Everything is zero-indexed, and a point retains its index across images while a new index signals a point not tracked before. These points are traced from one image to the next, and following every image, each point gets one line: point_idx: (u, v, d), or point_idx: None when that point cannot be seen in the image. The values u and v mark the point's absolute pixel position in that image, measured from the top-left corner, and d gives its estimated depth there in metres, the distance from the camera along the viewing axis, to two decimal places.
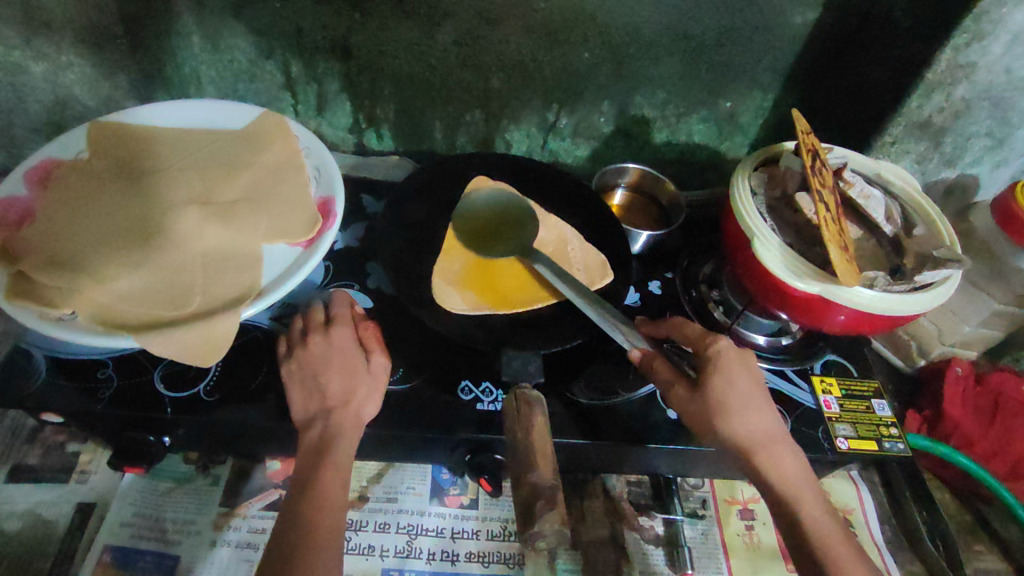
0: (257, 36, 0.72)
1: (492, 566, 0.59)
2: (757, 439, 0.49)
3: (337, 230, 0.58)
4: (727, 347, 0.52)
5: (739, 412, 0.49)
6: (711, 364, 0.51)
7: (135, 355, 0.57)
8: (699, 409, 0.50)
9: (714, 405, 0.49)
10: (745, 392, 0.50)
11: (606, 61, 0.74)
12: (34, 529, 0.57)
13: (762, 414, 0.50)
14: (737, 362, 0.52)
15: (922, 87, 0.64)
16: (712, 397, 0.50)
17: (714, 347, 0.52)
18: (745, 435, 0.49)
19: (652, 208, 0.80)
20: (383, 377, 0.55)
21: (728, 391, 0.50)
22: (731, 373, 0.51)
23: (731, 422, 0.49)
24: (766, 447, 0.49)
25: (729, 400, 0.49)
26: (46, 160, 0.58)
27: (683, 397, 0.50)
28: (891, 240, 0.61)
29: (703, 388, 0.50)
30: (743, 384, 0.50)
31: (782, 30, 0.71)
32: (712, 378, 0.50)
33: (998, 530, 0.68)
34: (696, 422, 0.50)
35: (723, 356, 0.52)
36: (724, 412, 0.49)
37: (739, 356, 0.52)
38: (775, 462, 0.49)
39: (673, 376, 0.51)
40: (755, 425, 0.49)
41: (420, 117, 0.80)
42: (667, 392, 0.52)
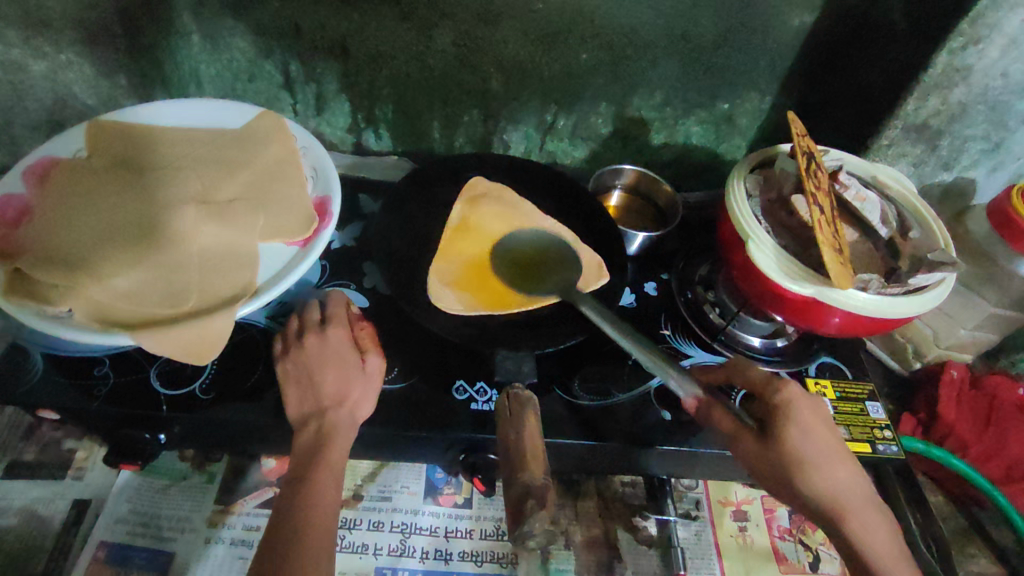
0: (256, 36, 0.72)
1: (485, 565, 0.60)
2: (840, 496, 0.48)
3: (333, 230, 0.58)
4: (798, 396, 0.50)
5: (819, 469, 0.47)
6: (784, 416, 0.49)
7: (131, 352, 0.57)
8: (774, 464, 0.48)
9: (790, 460, 0.47)
10: (823, 447, 0.48)
11: (604, 63, 0.74)
12: (30, 525, 0.58)
13: (839, 468, 0.48)
14: (811, 414, 0.49)
15: (918, 90, 0.64)
16: (790, 453, 0.47)
17: (783, 395, 0.50)
18: (826, 492, 0.47)
19: (649, 210, 0.81)
20: (377, 377, 0.55)
21: (806, 446, 0.48)
22: (806, 426, 0.48)
23: (814, 479, 0.47)
24: (852, 506, 0.47)
25: (807, 456, 0.47)
26: (44, 158, 0.58)
27: (753, 449, 0.49)
28: (886, 243, 0.61)
29: (777, 444, 0.48)
30: (820, 438, 0.48)
31: (779, 33, 0.71)
32: (787, 433, 0.48)
33: (992, 533, 0.68)
34: (769, 476, 0.49)
35: (794, 406, 0.49)
36: (803, 468, 0.47)
37: (811, 404, 0.49)
38: (859, 521, 0.47)
39: (738, 427, 0.49)
40: (834, 480, 0.48)
41: (418, 117, 0.81)
42: (733, 444, 0.50)
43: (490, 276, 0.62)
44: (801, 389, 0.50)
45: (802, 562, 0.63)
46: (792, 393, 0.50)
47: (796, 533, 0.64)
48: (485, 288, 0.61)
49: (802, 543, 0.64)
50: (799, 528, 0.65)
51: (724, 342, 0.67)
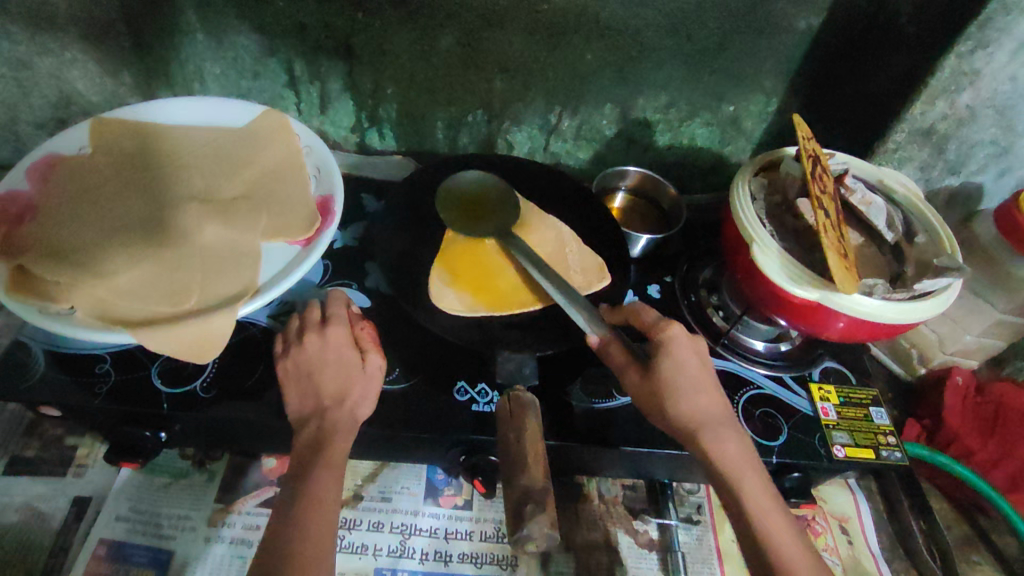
0: (261, 35, 0.72)
1: (485, 567, 0.59)
2: (702, 417, 0.49)
3: (336, 229, 0.58)
4: (679, 333, 0.52)
5: (682, 392, 0.49)
6: (663, 348, 0.51)
7: (132, 351, 0.57)
8: (646, 390, 0.50)
9: (663, 388, 0.49)
10: (693, 377, 0.50)
11: (609, 64, 0.73)
12: (31, 521, 0.58)
13: (707, 397, 0.50)
14: (687, 349, 0.51)
15: (926, 94, 0.64)
16: (661, 379, 0.49)
17: (665, 332, 0.52)
18: (690, 414, 0.49)
19: (653, 212, 0.80)
20: (378, 377, 0.55)
21: (676, 373, 0.50)
22: (678, 358, 0.50)
23: (674, 400, 0.49)
24: (711, 427, 0.49)
25: (677, 382, 0.49)
26: (48, 156, 0.58)
27: (632, 379, 0.50)
28: (892, 247, 0.60)
29: (654, 373, 0.50)
30: (689, 369, 0.50)
31: (786, 35, 0.71)
32: (663, 362, 0.50)
33: (997, 541, 0.67)
34: (645, 404, 0.50)
35: (675, 341, 0.51)
36: (669, 391, 0.49)
37: (689, 343, 0.52)
38: (720, 442, 0.49)
39: (625, 362, 0.51)
40: (697, 405, 0.49)
41: (422, 117, 0.81)
42: (619, 376, 0.51)
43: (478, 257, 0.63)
44: (684, 330, 0.52)
45: None
46: (674, 331, 0.52)
47: None
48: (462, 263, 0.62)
49: None
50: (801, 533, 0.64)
51: (728, 345, 0.67)
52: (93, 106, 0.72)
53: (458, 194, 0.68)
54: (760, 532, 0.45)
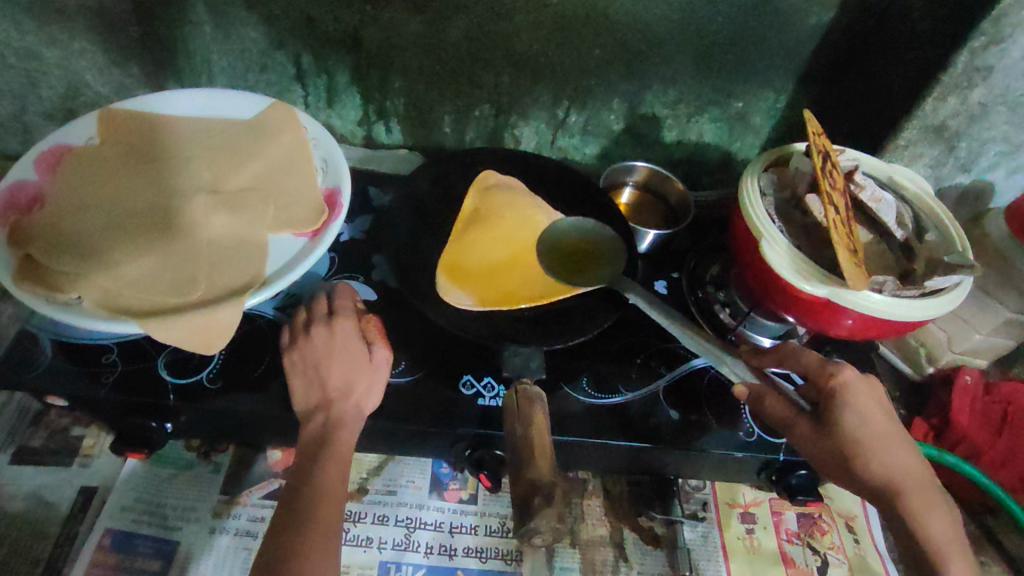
0: (269, 27, 0.72)
1: (490, 561, 0.59)
2: (895, 476, 0.48)
3: (343, 222, 0.57)
4: (853, 379, 0.50)
5: (871, 451, 0.48)
6: (840, 400, 0.49)
7: (139, 342, 0.57)
8: (830, 450, 0.49)
9: (850, 446, 0.48)
10: (880, 432, 0.49)
11: (618, 58, 0.73)
12: (37, 511, 0.58)
13: (892, 452, 0.49)
14: (867, 398, 0.50)
15: (937, 90, 0.63)
16: (844, 437, 0.48)
17: (837, 381, 0.50)
18: (883, 475, 0.48)
19: (660, 207, 0.80)
20: (384, 369, 0.55)
21: (869, 428, 0.49)
22: (860, 410, 0.49)
23: (867, 463, 0.48)
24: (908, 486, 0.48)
25: (867, 440, 0.48)
26: (55, 146, 0.58)
27: (809, 436, 0.49)
28: (901, 245, 0.60)
29: (833, 429, 0.49)
30: (876, 423, 0.49)
31: (795, 31, 0.70)
32: (846, 418, 0.49)
33: (1005, 541, 0.67)
34: (825, 463, 0.49)
35: (852, 392, 0.50)
36: (861, 451, 0.48)
37: (864, 388, 0.50)
38: (924, 512, 0.48)
39: (793, 415, 0.50)
40: (890, 463, 0.48)
41: (429, 111, 0.80)
42: (789, 432, 0.50)
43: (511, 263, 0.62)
44: (856, 373, 0.51)
45: (809, 565, 0.62)
46: (847, 377, 0.50)
47: (804, 537, 0.64)
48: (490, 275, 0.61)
49: (810, 547, 0.63)
50: (807, 531, 0.64)
51: (735, 343, 0.66)
52: (101, 97, 0.72)
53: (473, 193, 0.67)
54: None
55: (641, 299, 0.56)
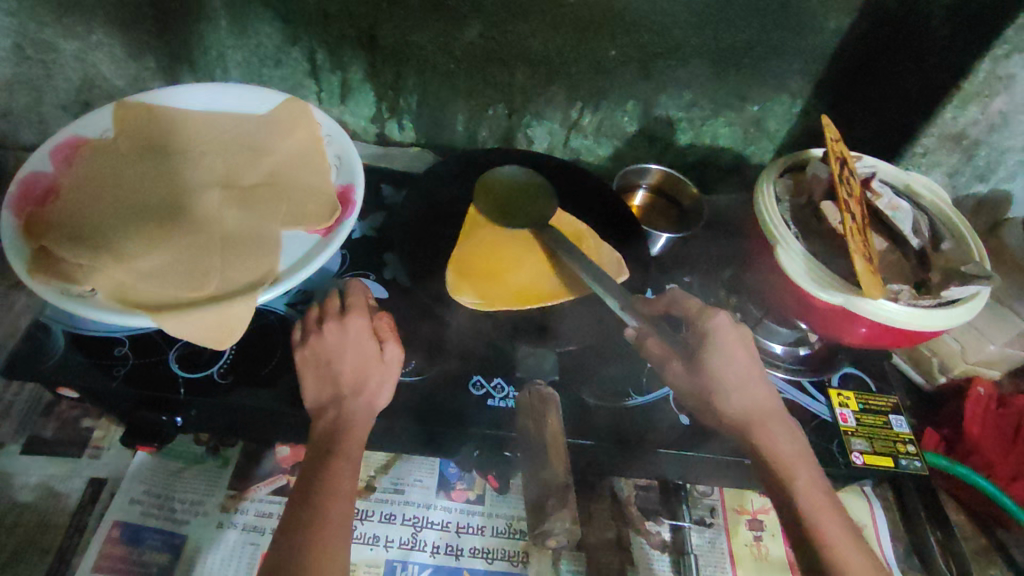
0: (285, 23, 0.71)
1: (496, 562, 0.59)
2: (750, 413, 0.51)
3: (356, 219, 0.57)
4: (723, 323, 0.53)
5: (730, 390, 0.51)
6: (708, 340, 0.52)
7: (150, 335, 0.57)
8: (697, 384, 0.51)
9: (714, 382, 0.50)
10: (741, 373, 0.51)
11: (634, 60, 0.73)
12: (47, 501, 0.58)
13: (751, 391, 0.51)
14: (735, 340, 0.52)
15: (958, 98, 0.64)
16: (710, 372, 0.51)
17: (709, 324, 0.53)
18: (745, 409, 0.51)
19: (672, 210, 0.80)
20: (395, 367, 0.54)
21: (738, 361, 0.52)
22: (729, 351, 0.52)
23: (724, 397, 0.51)
24: (761, 420, 0.51)
25: (732, 376, 0.51)
26: (72, 137, 0.58)
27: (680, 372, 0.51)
28: (917, 254, 0.59)
29: (698, 366, 0.51)
30: (739, 361, 0.52)
31: (814, 36, 0.69)
32: (716, 354, 0.51)
33: (1016, 555, 0.66)
34: (691, 395, 0.51)
35: (719, 332, 0.52)
36: (719, 386, 0.51)
37: (733, 331, 0.53)
38: (772, 439, 0.50)
39: (664, 354, 0.52)
40: (745, 400, 0.51)
41: (442, 108, 0.80)
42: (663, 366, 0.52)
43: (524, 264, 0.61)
44: (727, 320, 0.53)
45: None
46: (718, 321, 0.53)
47: None
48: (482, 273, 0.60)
49: None
50: None
51: None
52: (116, 89, 0.72)
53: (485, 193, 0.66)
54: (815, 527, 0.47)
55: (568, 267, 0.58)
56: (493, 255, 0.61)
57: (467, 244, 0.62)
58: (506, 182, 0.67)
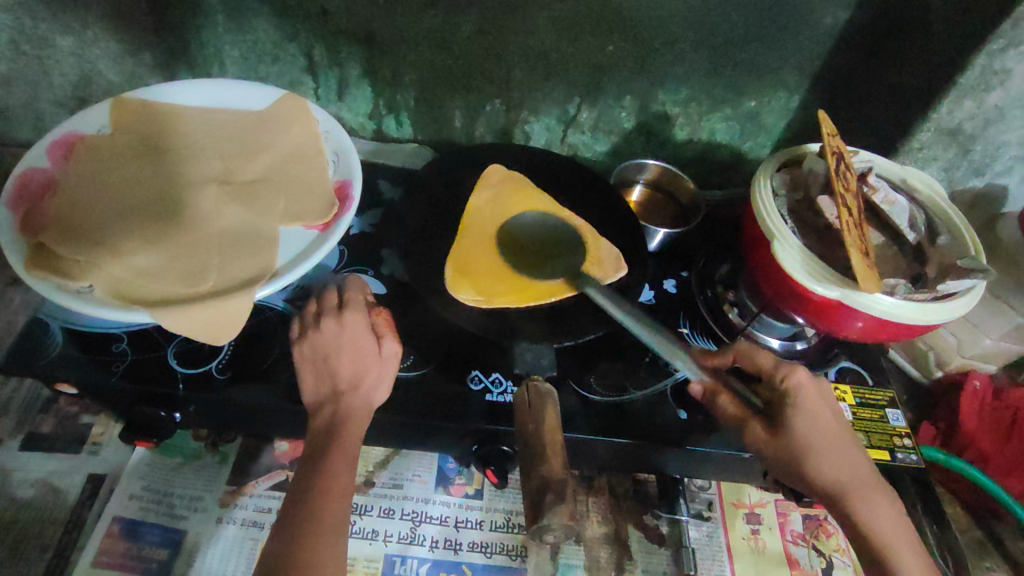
0: (282, 19, 0.71)
1: (494, 556, 0.60)
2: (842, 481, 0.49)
3: (354, 215, 0.57)
4: (805, 382, 0.51)
5: (821, 454, 0.49)
6: (793, 403, 0.50)
7: (149, 331, 0.57)
8: (783, 450, 0.49)
9: (802, 448, 0.49)
10: (829, 435, 0.50)
11: (631, 56, 0.73)
12: (46, 497, 0.58)
13: (843, 456, 0.50)
14: (819, 399, 0.51)
15: (953, 93, 0.64)
16: (798, 440, 0.49)
17: (790, 382, 0.51)
18: (836, 477, 0.49)
19: (670, 205, 0.80)
20: (393, 361, 0.55)
21: (827, 425, 0.50)
22: (813, 412, 0.50)
23: (818, 464, 0.49)
24: (857, 489, 0.49)
25: (821, 442, 0.49)
26: (68, 133, 0.58)
27: (763, 436, 0.50)
28: (914, 248, 0.59)
29: (786, 430, 0.50)
30: (827, 424, 0.50)
31: (811, 31, 0.69)
32: (803, 420, 0.50)
33: (1011, 547, 0.67)
34: (781, 462, 0.50)
35: (800, 393, 0.51)
36: (810, 452, 0.49)
37: (816, 390, 0.52)
38: (869, 507, 0.48)
39: (745, 415, 0.51)
40: (836, 464, 0.49)
41: (439, 104, 0.80)
42: (742, 429, 0.52)
43: (523, 264, 0.61)
44: (810, 376, 0.52)
45: (814, 567, 0.62)
46: (802, 383, 0.51)
47: (809, 538, 0.64)
48: (480, 273, 0.60)
49: (815, 549, 0.63)
50: (813, 533, 0.64)
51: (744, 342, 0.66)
52: (113, 85, 0.72)
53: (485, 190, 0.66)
54: None
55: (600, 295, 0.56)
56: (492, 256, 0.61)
57: (477, 275, 0.59)
58: (505, 181, 0.68)
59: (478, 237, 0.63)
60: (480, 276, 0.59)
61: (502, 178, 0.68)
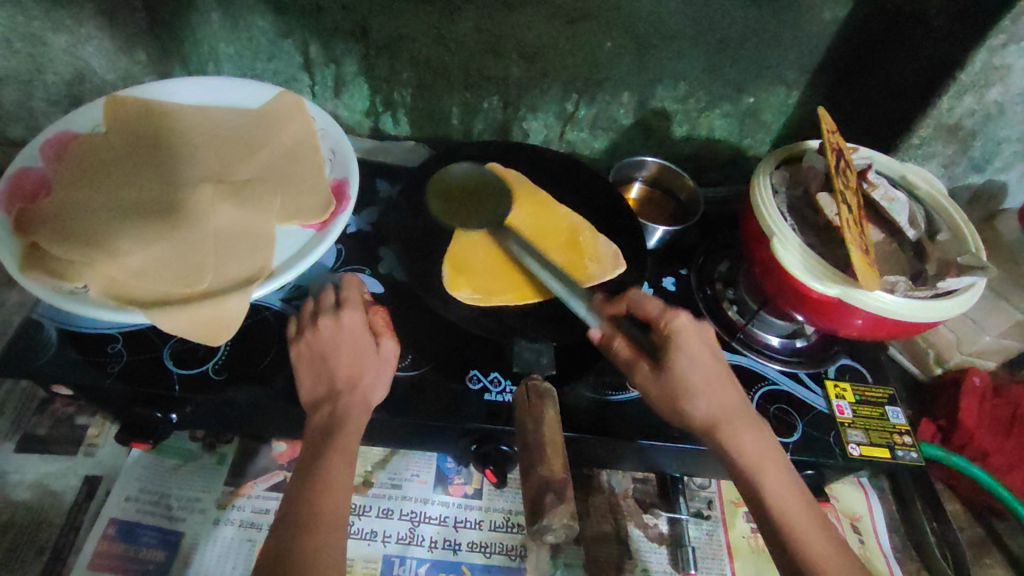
0: (277, 16, 0.71)
1: (494, 556, 0.59)
2: (717, 415, 0.50)
3: (351, 213, 0.57)
4: (686, 324, 0.51)
5: (697, 389, 0.49)
6: (670, 341, 0.50)
7: (144, 331, 0.57)
8: (665, 387, 0.49)
9: (678, 383, 0.49)
10: (706, 373, 0.50)
11: (629, 52, 0.72)
12: (42, 499, 0.58)
13: (716, 392, 0.50)
14: (696, 339, 0.51)
15: (954, 88, 0.63)
16: (674, 377, 0.49)
17: (672, 326, 0.51)
18: (708, 411, 0.49)
19: (668, 203, 0.80)
20: (391, 361, 0.55)
21: (702, 361, 0.50)
22: (691, 351, 0.50)
23: (690, 398, 0.49)
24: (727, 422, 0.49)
25: (696, 377, 0.49)
26: (62, 133, 0.58)
27: (646, 374, 0.50)
28: (914, 245, 0.59)
29: (665, 368, 0.49)
30: (704, 362, 0.50)
31: (810, 27, 0.69)
32: (680, 357, 0.49)
33: (1010, 544, 0.67)
34: (660, 399, 0.50)
35: (681, 334, 0.50)
36: (686, 389, 0.49)
37: (695, 332, 0.51)
38: (741, 438, 0.49)
39: (632, 356, 0.51)
40: (710, 400, 0.49)
41: (437, 102, 0.80)
42: (630, 370, 0.51)
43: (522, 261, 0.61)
44: (690, 319, 0.52)
45: None
46: (679, 324, 0.51)
47: None
48: (479, 270, 0.60)
49: None
50: None
51: (743, 340, 0.66)
52: (107, 83, 0.71)
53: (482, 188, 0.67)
54: (786, 531, 0.45)
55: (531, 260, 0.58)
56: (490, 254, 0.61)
57: (477, 276, 0.59)
58: (503, 177, 0.68)
59: (476, 233, 0.63)
60: (478, 274, 0.59)
61: (500, 175, 0.68)
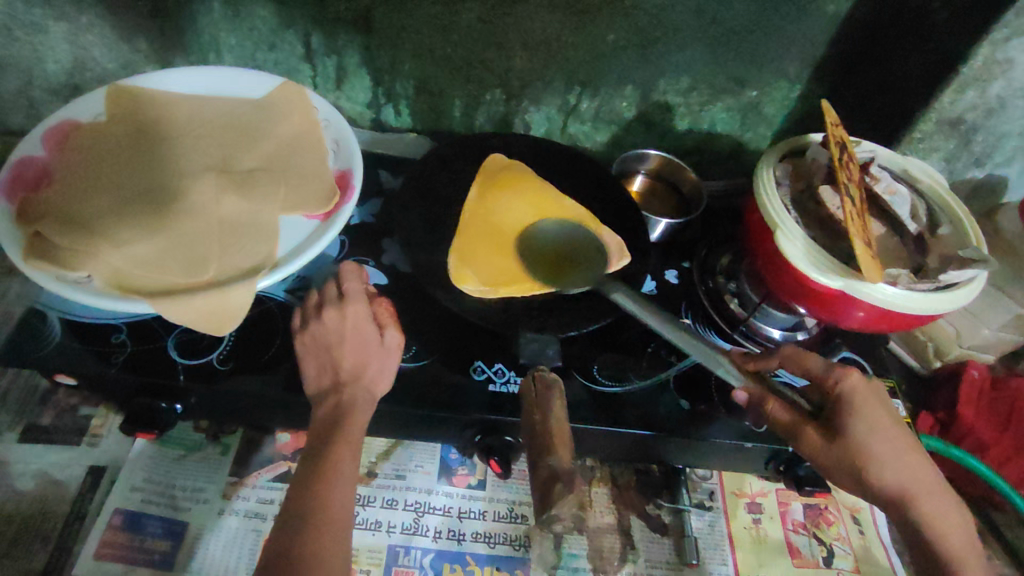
0: (279, 6, 0.70)
1: (498, 547, 0.60)
2: (910, 485, 0.48)
3: (355, 204, 0.57)
4: (861, 385, 0.50)
5: (882, 460, 0.48)
6: (852, 409, 0.49)
7: (148, 322, 0.57)
8: (842, 455, 0.49)
9: (863, 454, 0.48)
10: (892, 439, 0.49)
11: (631, 45, 0.72)
12: (46, 490, 0.58)
13: (911, 462, 0.49)
14: (876, 404, 0.50)
15: (956, 83, 0.63)
16: (852, 446, 0.49)
17: (844, 388, 0.50)
18: (893, 481, 0.48)
19: (672, 196, 0.80)
20: (395, 352, 0.54)
21: (880, 426, 0.49)
22: (869, 416, 0.49)
23: (878, 469, 0.48)
24: (923, 492, 0.48)
25: (878, 449, 0.48)
26: (63, 122, 0.57)
27: (818, 442, 0.50)
28: (915, 239, 0.59)
29: (843, 436, 0.49)
30: (885, 428, 0.49)
31: (812, 20, 0.69)
32: (857, 424, 0.49)
33: (1008, 534, 0.68)
34: (839, 470, 0.49)
35: (856, 396, 0.50)
36: (872, 460, 0.48)
37: (872, 394, 0.50)
38: (936, 513, 0.48)
39: (798, 420, 0.51)
40: (899, 471, 0.48)
41: (439, 94, 0.79)
42: (798, 435, 0.51)
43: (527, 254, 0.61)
44: (863, 378, 0.51)
45: (815, 557, 0.62)
46: (853, 384, 0.50)
47: (810, 527, 0.64)
48: (486, 262, 0.59)
49: (816, 538, 0.63)
50: (813, 522, 0.64)
51: (745, 333, 0.66)
52: (107, 73, 0.71)
53: (491, 178, 0.66)
54: None
55: (627, 301, 0.54)
56: (496, 246, 0.61)
57: (482, 267, 0.59)
58: (510, 168, 0.67)
59: (483, 225, 0.62)
60: (485, 267, 0.59)
61: (506, 166, 0.67)
